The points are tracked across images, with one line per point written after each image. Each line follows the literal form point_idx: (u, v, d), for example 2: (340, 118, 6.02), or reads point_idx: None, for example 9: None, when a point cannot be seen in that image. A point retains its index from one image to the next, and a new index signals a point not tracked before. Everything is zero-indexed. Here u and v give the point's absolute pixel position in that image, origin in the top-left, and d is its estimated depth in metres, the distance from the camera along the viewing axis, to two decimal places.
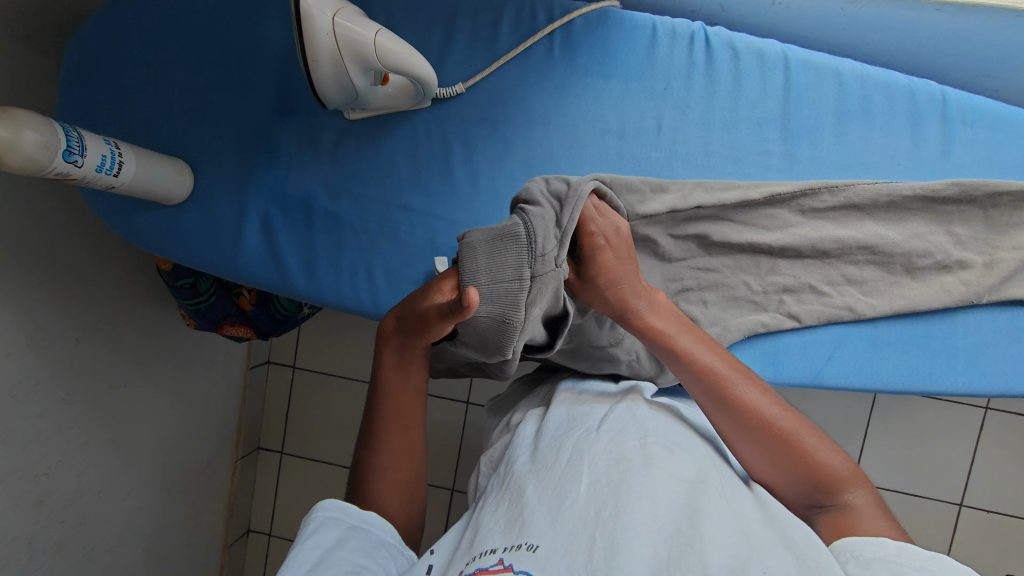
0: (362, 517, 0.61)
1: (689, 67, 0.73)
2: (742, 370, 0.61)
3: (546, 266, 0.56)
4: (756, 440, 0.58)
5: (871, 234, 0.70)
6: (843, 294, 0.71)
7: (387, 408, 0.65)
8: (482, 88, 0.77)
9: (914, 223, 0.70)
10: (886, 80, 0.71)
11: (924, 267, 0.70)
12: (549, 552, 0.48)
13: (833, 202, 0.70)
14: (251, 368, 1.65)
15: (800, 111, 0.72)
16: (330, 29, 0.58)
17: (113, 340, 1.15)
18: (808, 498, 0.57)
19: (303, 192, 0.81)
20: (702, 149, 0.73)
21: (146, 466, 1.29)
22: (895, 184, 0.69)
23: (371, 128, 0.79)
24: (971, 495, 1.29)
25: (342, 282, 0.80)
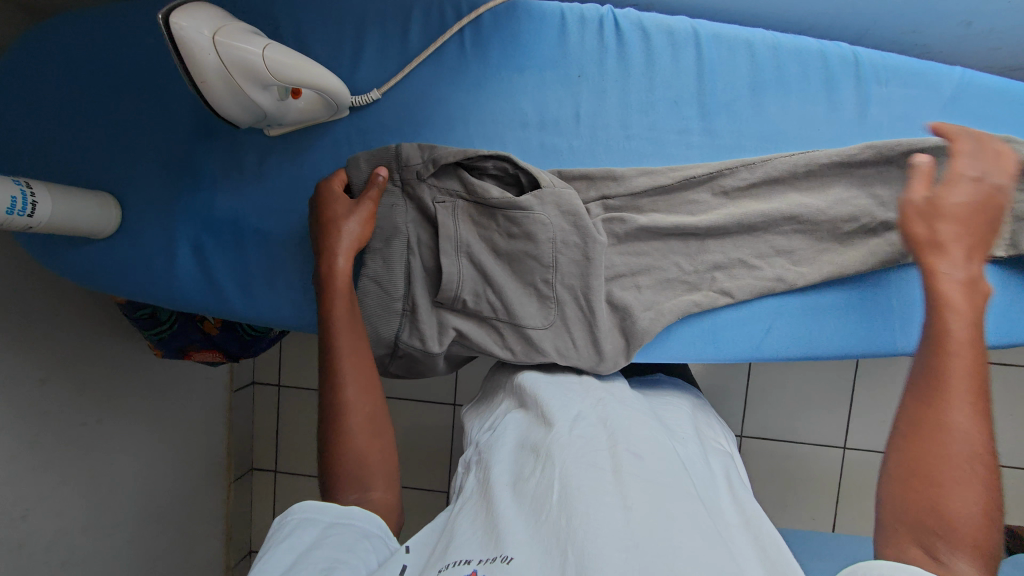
0: (343, 512, 0.58)
1: (601, 52, 0.73)
2: (969, 388, 0.52)
3: (411, 170, 0.74)
4: (901, 470, 0.50)
5: (796, 206, 0.69)
6: (776, 267, 0.71)
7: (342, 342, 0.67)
8: (399, 91, 0.76)
9: (837, 190, 0.69)
10: (798, 46, 0.70)
11: (849, 232, 0.69)
12: (522, 562, 0.47)
13: (753, 177, 0.69)
14: (235, 392, 1.64)
15: (715, 87, 0.71)
16: (212, 49, 0.58)
17: (80, 379, 1.15)
18: (923, 542, 0.46)
19: (231, 213, 0.80)
20: (623, 133, 0.73)
21: (130, 499, 1.29)
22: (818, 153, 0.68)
23: (294, 143, 0.79)
24: None
25: (280, 300, 0.81)
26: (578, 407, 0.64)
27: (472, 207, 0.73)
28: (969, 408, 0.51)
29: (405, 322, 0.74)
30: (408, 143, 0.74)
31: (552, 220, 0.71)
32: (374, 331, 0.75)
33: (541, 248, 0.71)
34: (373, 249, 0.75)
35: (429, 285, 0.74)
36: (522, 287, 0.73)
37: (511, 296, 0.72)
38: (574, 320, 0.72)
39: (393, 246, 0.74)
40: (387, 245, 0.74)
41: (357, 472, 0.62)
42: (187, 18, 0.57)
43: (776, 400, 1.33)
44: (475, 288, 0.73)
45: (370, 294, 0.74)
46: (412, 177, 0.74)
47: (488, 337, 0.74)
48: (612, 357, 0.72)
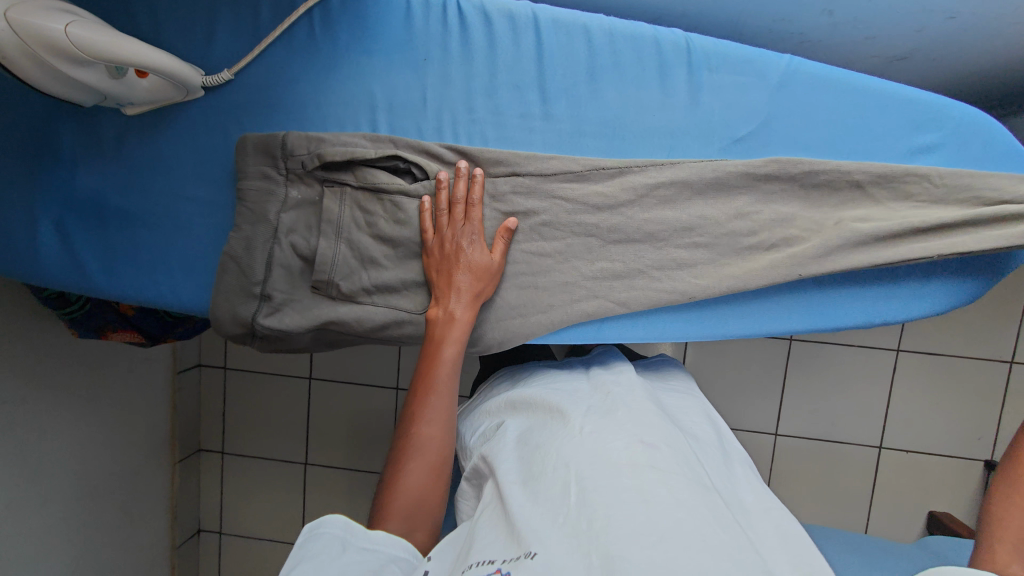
0: (371, 535, 0.60)
1: (444, 36, 0.73)
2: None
3: (294, 160, 0.75)
4: (1008, 504, 0.67)
5: (637, 194, 0.72)
6: (628, 259, 0.74)
7: (439, 376, 0.68)
8: (252, 72, 0.77)
9: (682, 198, 0.73)
10: (632, 31, 0.71)
11: (697, 230, 0.73)
12: (549, 557, 0.51)
13: (609, 180, 0.73)
14: (178, 373, 1.65)
15: (553, 72, 0.72)
16: (4, 25, 0.59)
17: (7, 357, 1.16)
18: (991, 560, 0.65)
19: (91, 191, 0.81)
20: (468, 116, 0.74)
21: (61, 477, 1.31)
22: (659, 160, 0.72)
23: (152, 122, 0.79)
24: (888, 436, 1.34)
25: (141, 279, 0.82)
26: (585, 405, 0.69)
27: (359, 194, 0.75)
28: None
29: (263, 304, 0.77)
30: (297, 131, 0.75)
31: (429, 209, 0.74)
32: (232, 310, 0.77)
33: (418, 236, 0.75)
34: (241, 231, 0.77)
35: (306, 271, 0.77)
36: (399, 275, 0.76)
37: (391, 281, 0.76)
38: None
39: (264, 230, 0.76)
40: (256, 228, 0.76)
41: (414, 509, 0.64)
42: None
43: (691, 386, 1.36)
44: (350, 274, 0.76)
45: (231, 275, 0.77)
46: (294, 167, 0.75)
47: (362, 323, 0.77)
48: (483, 344, 0.76)
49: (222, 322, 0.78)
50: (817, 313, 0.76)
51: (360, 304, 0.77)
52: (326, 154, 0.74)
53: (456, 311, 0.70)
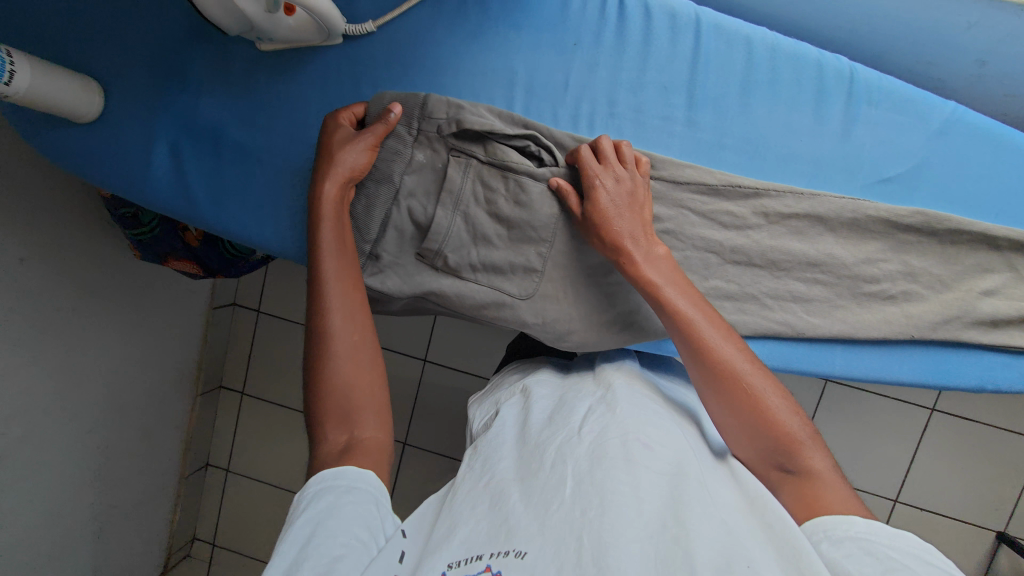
0: (359, 477, 0.56)
1: (600, 23, 0.72)
2: (722, 330, 0.62)
3: (429, 125, 0.74)
4: (723, 406, 0.59)
5: (769, 222, 0.70)
6: (744, 282, 0.71)
7: (326, 265, 0.67)
8: (396, 28, 0.75)
9: (812, 233, 0.71)
10: (796, 51, 0.69)
11: (821, 265, 0.71)
12: (537, 557, 0.46)
13: (743, 201, 0.70)
14: (214, 308, 1.68)
15: (706, 79, 0.70)
16: None
17: (61, 263, 1.17)
18: (773, 460, 0.57)
19: (213, 121, 0.80)
20: (608, 109, 0.72)
21: (97, 390, 1.33)
22: (798, 189, 0.69)
23: (283, 63, 0.78)
24: (906, 491, 1.33)
25: (246, 216, 0.81)
26: (587, 402, 0.65)
27: (486, 169, 0.74)
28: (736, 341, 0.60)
29: (370, 265, 0.76)
30: (439, 95, 0.74)
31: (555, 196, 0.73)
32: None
33: (538, 221, 0.73)
34: (363, 187, 0.76)
35: (416, 237, 0.77)
36: (511, 259, 0.75)
37: (500, 263, 0.75)
38: (553, 299, 0.76)
39: (380, 189, 0.75)
40: (377, 187, 0.75)
41: (343, 406, 0.61)
42: None
43: None
44: (463, 250, 0.75)
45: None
46: (428, 132, 0.74)
47: (463, 301, 0.76)
48: (579, 339, 0.76)
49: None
50: (934, 367, 0.72)
51: (464, 281, 0.76)
52: (465, 125, 0.71)
53: (324, 187, 0.69)
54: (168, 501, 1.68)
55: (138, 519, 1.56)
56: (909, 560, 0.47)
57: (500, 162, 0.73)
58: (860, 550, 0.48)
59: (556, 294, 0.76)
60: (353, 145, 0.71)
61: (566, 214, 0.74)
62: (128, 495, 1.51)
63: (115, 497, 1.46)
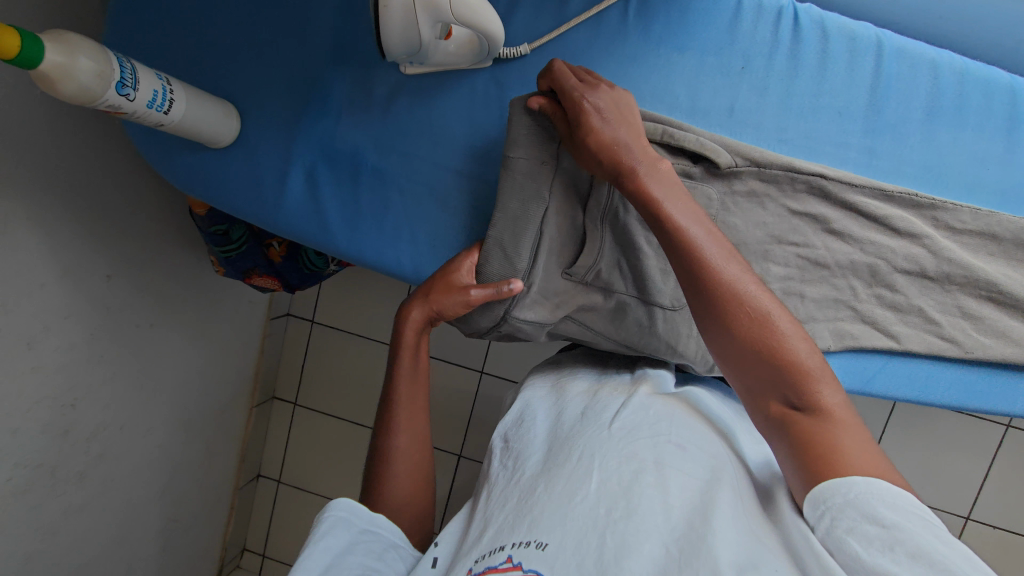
0: (373, 519, 0.62)
1: (773, 46, 0.69)
2: (720, 242, 0.58)
3: None
4: (727, 339, 0.55)
5: (945, 236, 0.66)
6: (913, 294, 0.68)
7: (403, 388, 0.71)
8: (548, 51, 0.72)
9: (982, 253, 0.67)
10: (986, 76, 0.67)
11: (989, 297, 0.67)
12: (558, 550, 0.48)
13: (915, 213, 0.66)
14: (271, 320, 1.64)
15: (887, 104, 0.67)
16: None
17: (144, 280, 1.14)
18: (783, 398, 0.52)
19: (352, 147, 0.78)
20: (777, 134, 0.69)
21: (166, 406, 1.30)
22: (978, 207, 0.66)
23: (427, 84, 0.76)
24: (980, 510, 1.29)
25: (383, 244, 0.79)
26: (616, 399, 0.64)
27: None
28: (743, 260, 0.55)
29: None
30: None
31: (714, 196, 0.66)
32: None
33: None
34: (508, 209, 0.71)
35: (566, 251, 0.73)
36: (661, 266, 0.72)
37: (652, 275, 0.72)
38: None
39: (529, 209, 0.70)
40: (525, 208, 0.70)
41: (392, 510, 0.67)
42: None
43: None
44: (612, 263, 0.73)
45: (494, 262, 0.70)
46: None
47: (616, 314, 0.74)
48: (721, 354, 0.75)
49: None
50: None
51: (615, 295, 0.74)
52: None
53: (411, 315, 0.72)
54: (223, 512, 1.65)
55: (197, 532, 1.54)
56: (911, 521, 0.44)
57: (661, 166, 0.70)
58: (860, 517, 0.45)
59: None
60: (457, 295, 0.69)
61: (724, 214, 0.66)
62: (189, 511, 1.48)
63: (176, 512, 1.43)
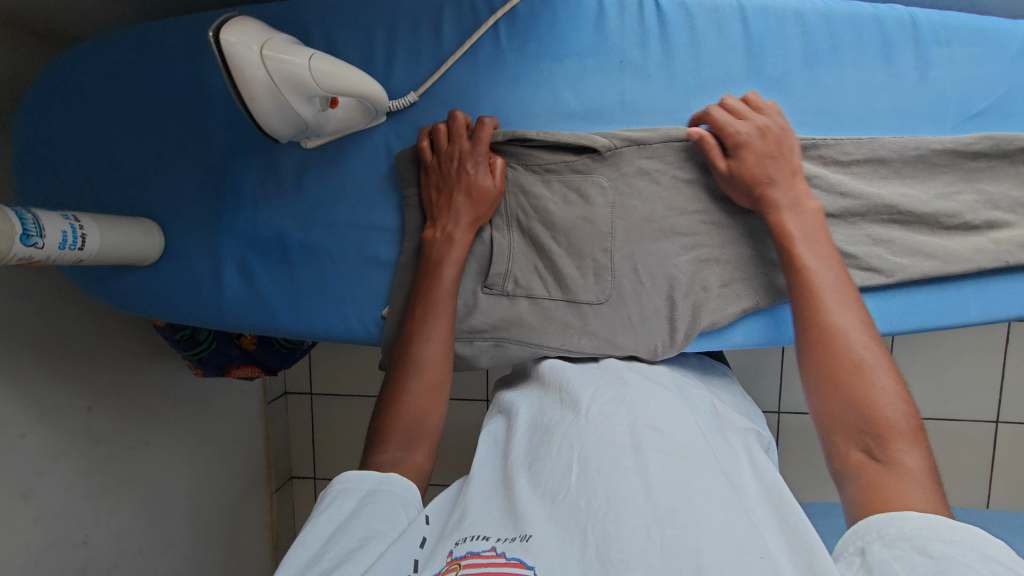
0: (379, 481, 0.58)
1: (642, 35, 0.70)
2: (851, 298, 0.59)
3: None
4: (821, 372, 0.57)
5: (834, 170, 0.67)
6: (823, 232, 0.69)
7: (439, 288, 0.69)
8: (436, 92, 0.74)
9: (876, 177, 0.68)
10: (850, 11, 0.67)
11: (920, 220, 0.67)
12: (543, 543, 0.48)
13: (795, 155, 0.68)
14: (269, 403, 1.60)
15: (765, 62, 0.68)
16: (261, 65, 0.57)
17: (126, 403, 1.14)
18: (860, 438, 0.53)
19: (275, 230, 0.79)
20: (670, 117, 0.71)
21: (181, 517, 1.29)
22: (859, 137, 0.67)
23: (331, 154, 0.77)
24: (1009, 413, 1.28)
25: (329, 314, 0.79)
26: (595, 386, 0.64)
27: (526, 177, 0.74)
28: (860, 313, 0.57)
29: None
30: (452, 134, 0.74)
31: (607, 183, 0.73)
32: None
33: (595, 216, 0.73)
34: (412, 239, 0.75)
35: (479, 271, 0.76)
36: (576, 263, 0.74)
37: (568, 273, 0.74)
38: (636, 295, 0.74)
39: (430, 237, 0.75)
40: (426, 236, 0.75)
41: (410, 429, 0.64)
42: (236, 33, 0.56)
43: None
44: (528, 268, 0.75)
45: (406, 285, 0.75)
46: None
47: (545, 319, 0.76)
48: (666, 339, 0.73)
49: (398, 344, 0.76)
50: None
51: (539, 298, 0.76)
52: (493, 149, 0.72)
53: (454, 229, 0.70)
54: None
55: None
56: (970, 560, 0.41)
57: (551, 164, 0.73)
58: (911, 549, 0.43)
59: (637, 290, 0.74)
60: (472, 163, 0.70)
61: (621, 197, 0.73)
62: None
63: None
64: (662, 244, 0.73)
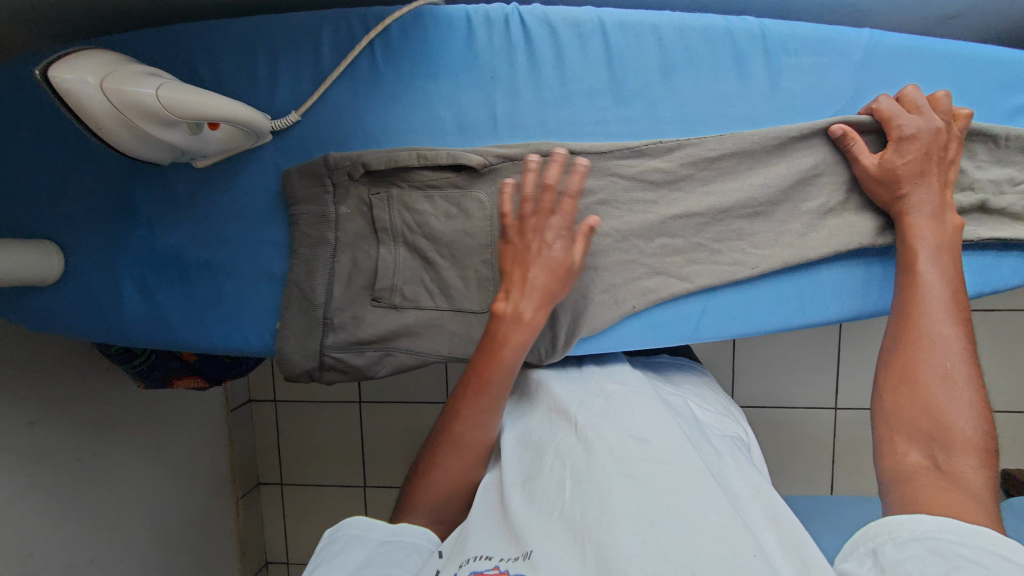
0: (391, 530, 0.64)
1: (510, 52, 0.72)
2: (962, 305, 0.60)
3: (342, 176, 0.75)
4: (896, 379, 0.58)
5: (701, 168, 0.71)
6: (689, 235, 0.73)
7: (501, 363, 0.65)
8: (318, 111, 0.77)
9: (742, 169, 0.71)
10: (704, 25, 0.69)
11: (780, 205, 0.71)
12: (542, 557, 0.52)
13: (662, 159, 0.71)
14: (232, 412, 1.55)
15: (626, 75, 0.71)
16: (101, 96, 0.61)
17: (75, 416, 1.15)
18: (925, 449, 0.54)
19: (172, 247, 0.81)
20: (541, 128, 0.73)
21: (140, 526, 1.29)
22: (720, 133, 0.70)
23: (222, 173, 0.79)
24: None
25: (228, 328, 0.81)
26: (579, 398, 0.69)
27: (409, 194, 0.75)
28: (958, 321, 0.59)
29: (329, 333, 0.77)
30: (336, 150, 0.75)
31: (487, 201, 0.75)
32: (300, 344, 0.78)
33: (474, 228, 0.75)
34: (300, 255, 0.77)
35: (368, 285, 0.78)
36: (459, 273, 0.77)
37: (452, 282, 0.77)
38: None
39: (318, 253, 0.76)
40: (315, 252, 0.76)
41: (439, 500, 0.68)
42: (69, 70, 0.61)
43: (740, 361, 1.35)
44: (415, 281, 0.78)
45: (295, 300, 0.77)
46: (346, 183, 0.75)
47: (431, 328, 0.78)
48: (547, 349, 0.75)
49: (290, 356, 0.78)
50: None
51: (425, 308, 0.78)
52: (373, 166, 0.73)
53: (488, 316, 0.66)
54: None
55: None
56: (982, 557, 0.44)
57: (432, 180, 0.75)
58: (923, 551, 0.47)
59: None
60: (546, 230, 0.65)
61: (498, 210, 0.75)
62: None
63: None
64: (544, 253, 0.76)
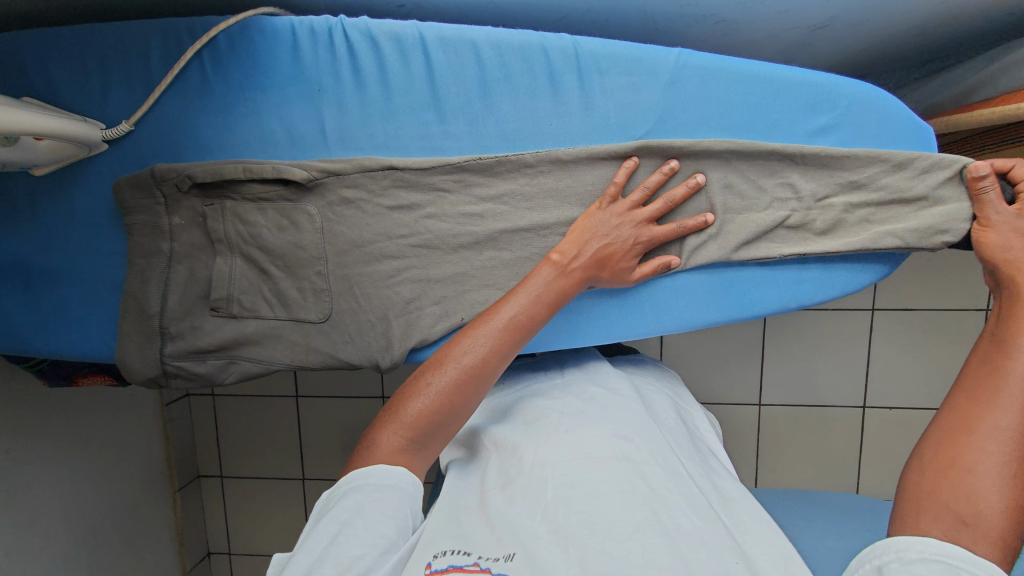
0: (386, 476, 0.58)
1: (333, 65, 0.72)
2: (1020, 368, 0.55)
3: (172, 188, 0.75)
4: (929, 463, 0.53)
5: (527, 179, 0.73)
6: (516, 248, 0.75)
7: (533, 308, 0.66)
8: (149, 122, 0.76)
9: (563, 186, 0.73)
10: (520, 42, 0.70)
11: None
12: (531, 556, 0.52)
13: (485, 176, 0.73)
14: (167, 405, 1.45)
15: (447, 91, 0.71)
16: None
17: None
18: (954, 529, 0.49)
19: (13, 255, 0.81)
20: (369, 141, 0.74)
21: (62, 523, 1.18)
22: (537, 149, 0.72)
23: (60, 182, 0.79)
24: (871, 394, 1.34)
25: (74, 335, 0.81)
26: (561, 405, 0.71)
27: (241, 206, 0.76)
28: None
29: (167, 341, 0.79)
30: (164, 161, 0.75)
31: (315, 212, 0.75)
32: (140, 352, 0.79)
33: (305, 241, 0.76)
34: (135, 266, 0.77)
35: (204, 295, 0.78)
36: (296, 284, 0.77)
37: (288, 292, 0.77)
38: (356, 313, 0.77)
39: (152, 263, 0.77)
40: (148, 262, 0.77)
41: (425, 425, 0.61)
42: None
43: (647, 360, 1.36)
44: (251, 291, 0.78)
45: (131, 311, 0.78)
46: (176, 195, 0.76)
47: (271, 337, 0.79)
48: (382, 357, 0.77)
49: (132, 364, 0.79)
50: (725, 297, 0.75)
51: (264, 318, 0.79)
52: (200, 180, 0.74)
53: (544, 268, 0.67)
54: None
55: None
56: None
57: (261, 192, 0.75)
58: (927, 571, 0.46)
59: (358, 306, 0.77)
60: (627, 221, 0.69)
61: (328, 223, 0.76)
62: None
63: None
64: (380, 264, 0.76)
